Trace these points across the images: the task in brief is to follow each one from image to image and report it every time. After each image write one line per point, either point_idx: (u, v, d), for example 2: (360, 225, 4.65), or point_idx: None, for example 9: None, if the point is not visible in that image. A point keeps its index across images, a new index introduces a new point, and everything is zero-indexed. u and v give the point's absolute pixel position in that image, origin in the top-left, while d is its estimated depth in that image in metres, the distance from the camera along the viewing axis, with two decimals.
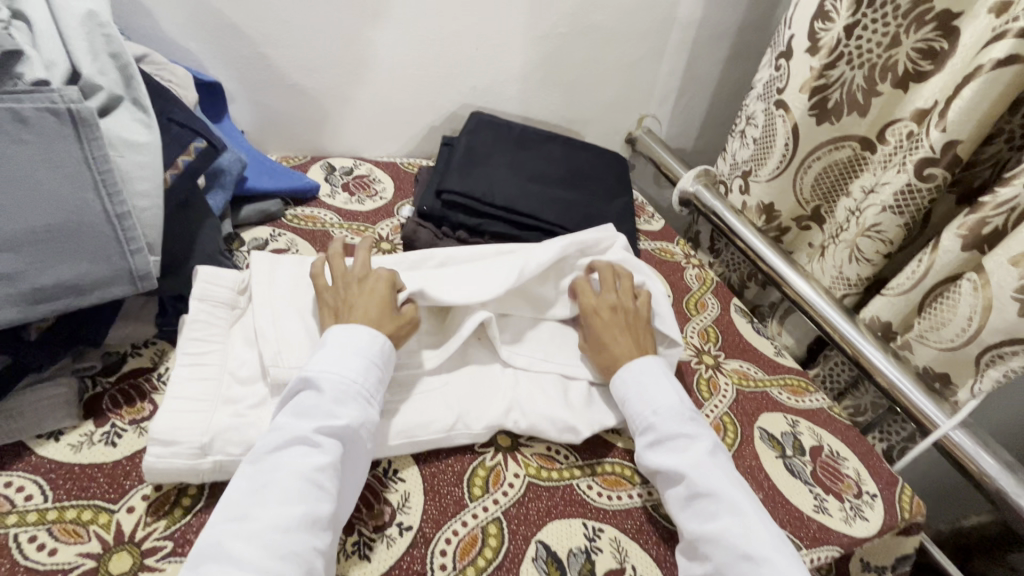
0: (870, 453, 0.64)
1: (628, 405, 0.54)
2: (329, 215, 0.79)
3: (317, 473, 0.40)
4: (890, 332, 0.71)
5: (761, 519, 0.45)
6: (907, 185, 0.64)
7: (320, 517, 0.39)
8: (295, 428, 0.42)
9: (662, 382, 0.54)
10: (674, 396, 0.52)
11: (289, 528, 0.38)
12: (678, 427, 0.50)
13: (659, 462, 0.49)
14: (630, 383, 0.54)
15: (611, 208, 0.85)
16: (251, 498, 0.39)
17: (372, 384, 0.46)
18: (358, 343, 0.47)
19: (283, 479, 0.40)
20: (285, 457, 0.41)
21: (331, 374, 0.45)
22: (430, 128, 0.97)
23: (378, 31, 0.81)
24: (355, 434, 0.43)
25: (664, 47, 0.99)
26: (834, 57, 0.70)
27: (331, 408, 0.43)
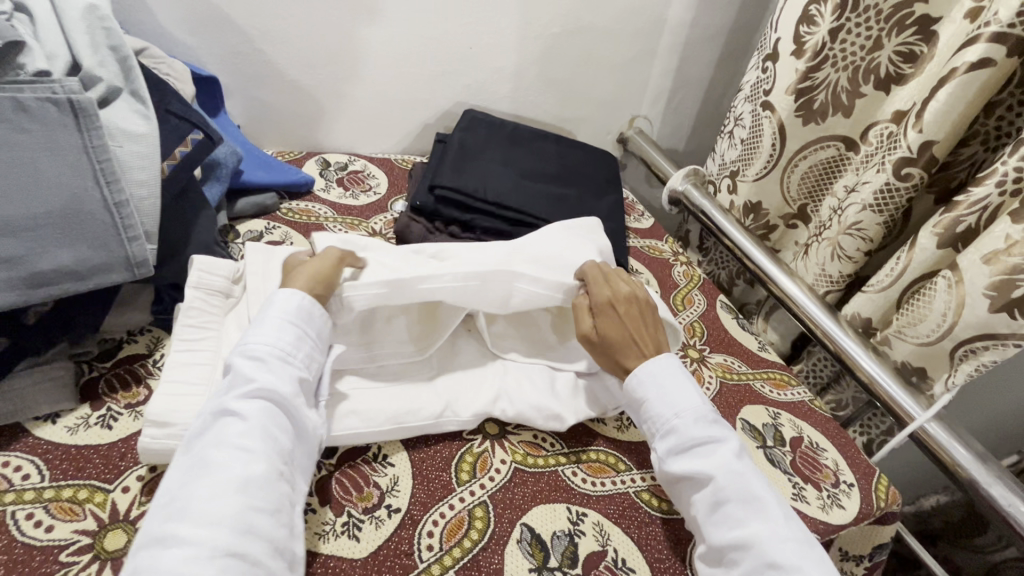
0: (849, 445, 0.66)
1: (647, 411, 0.52)
2: (323, 208, 0.80)
3: (245, 436, 0.40)
4: (870, 327, 0.73)
5: (786, 519, 0.45)
6: (886, 185, 0.66)
7: (253, 479, 0.38)
8: (222, 401, 0.41)
9: (679, 383, 0.52)
10: (694, 398, 0.51)
11: (217, 493, 0.36)
12: (700, 430, 0.49)
13: (683, 468, 0.48)
14: (650, 385, 0.52)
15: (601, 205, 0.86)
16: (183, 477, 0.38)
17: (292, 345, 0.46)
18: (276, 309, 0.47)
19: (210, 452, 0.39)
20: (210, 431, 0.40)
21: (251, 344, 0.44)
22: (424, 125, 0.98)
23: (374, 29, 0.83)
24: (287, 396, 0.43)
25: (655, 49, 1.01)
26: (819, 60, 0.72)
27: (251, 373, 0.43)
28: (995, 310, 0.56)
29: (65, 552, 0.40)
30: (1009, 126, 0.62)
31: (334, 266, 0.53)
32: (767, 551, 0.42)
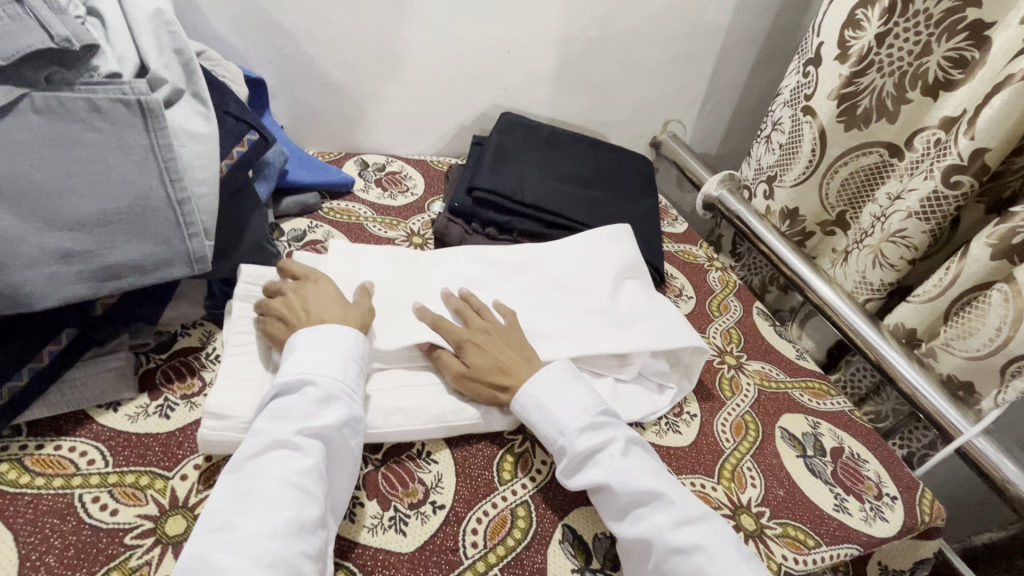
0: (891, 457, 0.65)
1: (538, 434, 0.52)
2: (363, 208, 0.81)
3: (300, 474, 0.41)
4: (914, 339, 0.72)
5: (684, 502, 0.46)
6: (934, 192, 0.65)
7: (307, 521, 0.39)
8: (275, 432, 0.43)
9: (563, 393, 0.52)
10: (578, 406, 0.51)
11: (275, 533, 0.38)
12: (589, 440, 0.49)
13: (581, 481, 0.48)
14: (532, 408, 0.52)
15: (637, 209, 0.86)
16: (235, 509, 0.39)
17: (352, 383, 0.47)
18: (337, 343, 0.48)
19: (267, 486, 0.40)
20: (268, 462, 0.41)
21: (307, 375, 0.46)
22: (460, 127, 0.99)
23: (415, 33, 0.84)
24: (338, 435, 0.44)
25: (692, 53, 1.00)
26: (864, 65, 0.71)
27: (313, 410, 0.44)
28: None
29: (129, 535, 0.41)
30: None
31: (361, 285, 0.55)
32: (666, 538, 0.44)
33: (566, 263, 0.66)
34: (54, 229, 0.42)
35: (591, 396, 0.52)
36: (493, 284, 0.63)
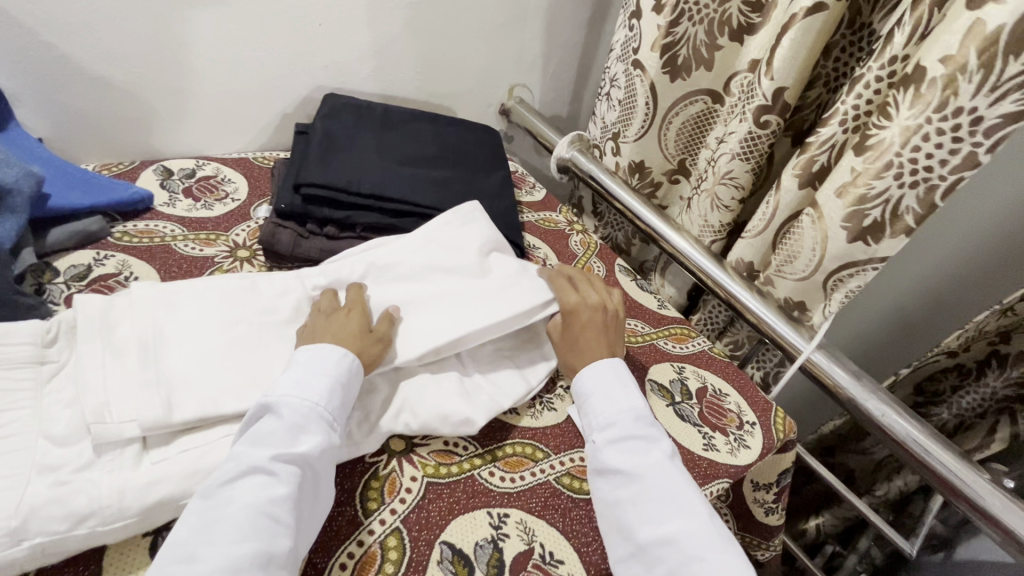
0: (747, 385, 0.70)
1: (588, 413, 0.53)
2: (169, 226, 0.69)
3: (274, 502, 0.39)
4: (753, 271, 0.76)
5: (711, 520, 0.46)
6: (750, 133, 0.68)
7: (276, 553, 0.38)
8: (252, 457, 0.41)
9: (629, 386, 0.54)
10: (638, 399, 0.53)
11: (239, 565, 0.36)
12: (638, 428, 0.50)
13: (616, 460, 0.48)
14: (593, 386, 0.54)
15: (490, 183, 0.83)
16: (203, 537, 0.37)
17: (335, 407, 0.46)
18: (330, 363, 0.48)
19: (234, 515, 0.38)
20: (240, 489, 0.40)
21: (294, 400, 0.45)
22: (283, 115, 0.87)
23: (196, 10, 0.71)
24: (317, 464, 0.43)
25: (523, 13, 0.97)
26: (677, 14, 0.72)
27: (292, 435, 0.43)
28: (853, 241, 0.59)
29: None
30: (844, 67, 0.65)
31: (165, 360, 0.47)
32: (690, 547, 0.44)
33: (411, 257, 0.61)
34: None
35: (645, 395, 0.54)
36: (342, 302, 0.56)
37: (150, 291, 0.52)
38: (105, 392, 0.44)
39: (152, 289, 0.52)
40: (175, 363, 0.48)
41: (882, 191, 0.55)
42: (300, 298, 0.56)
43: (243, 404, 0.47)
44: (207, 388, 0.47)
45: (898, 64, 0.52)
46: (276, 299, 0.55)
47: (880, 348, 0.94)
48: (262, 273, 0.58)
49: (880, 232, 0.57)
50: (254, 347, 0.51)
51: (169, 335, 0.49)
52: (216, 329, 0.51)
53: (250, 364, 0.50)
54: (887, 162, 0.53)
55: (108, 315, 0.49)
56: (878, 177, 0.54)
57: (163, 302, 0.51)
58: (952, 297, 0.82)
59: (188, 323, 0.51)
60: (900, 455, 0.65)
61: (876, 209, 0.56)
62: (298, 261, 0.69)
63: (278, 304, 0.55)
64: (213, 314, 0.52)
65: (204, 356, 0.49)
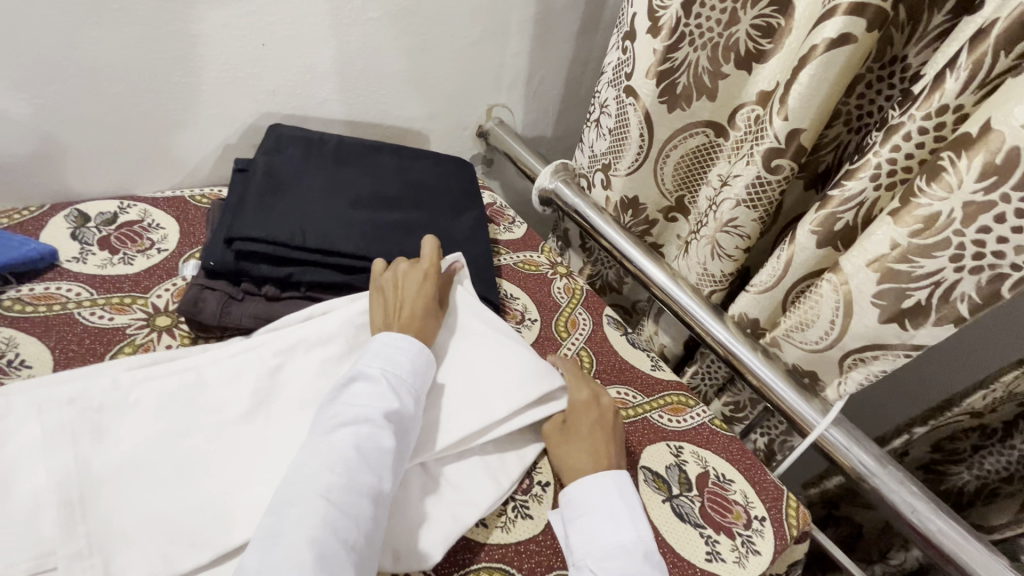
0: (754, 466, 0.61)
1: (581, 535, 0.46)
2: (75, 288, 0.58)
3: (383, 443, 0.42)
4: (758, 328, 0.67)
5: None
6: (758, 177, 0.59)
7: (384, 490, 0.41)
8: (363, 407, 0.44)
9: (632, 512, 0.47)
10: (641, 531, 0.46)
11: (358, 491, 0.39)
12: (639, 568, 0.43)
13: None
14: (591, 504, 0.47)
15: (461, 225, 0.73)
16: (320, 463, 0.40)
17: (419, 381, 0.49)
18: (410, 342, 0.50)
19: (347, 451, 0.41)
20: (350, 430, 0.42)
21: (385, 367, 0.48)
22: (225, 146, 0.77)
23: (108, 31, 0.60)
24: (410, 422, 0.46)
25: (501, 28, 0.87)
26: (675, 39, 0.62)
27: (390, 390, 0.46)
28: (886, 321, 0.50)
29: None
30: (871, 106, 0.56)
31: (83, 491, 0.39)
32: None
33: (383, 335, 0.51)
34: None
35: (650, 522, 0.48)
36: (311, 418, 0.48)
37: (64, 419, 0.41)
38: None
39: (68, 415, 0.41)
40: (116, 509, 0.39)
41: (934, 271, 0.46)
42: (256, 383, 0.48)
43: (202, 552, 0.39)
44: (150, 528, 0.39)
45: (949, 114, 0.43)
46: (230, 396, 0.47)
47: (895, 389, 0.92)
48: (207, 355, 0.49)
49: (922, 318, 0.48)
50: (209, 466, 0.43)
51: (97, 476, 0.40)
52: (162, 452, 0.42)
53: (206, 489, 0.42)
54: (943, 239, 0.44)
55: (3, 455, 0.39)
56: (926, 255, 0.45)
57: (87, 430, 0.41)
58: (981, 347, 0.79)
59: (120, 437, 0.42)
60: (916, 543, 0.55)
61: (921, 291, 0.47)
62: (228, 330, 0.58)
63: (231, 404, 0.46)
64: (151, 421, 0.43)
65: (153, 491, 0.40)
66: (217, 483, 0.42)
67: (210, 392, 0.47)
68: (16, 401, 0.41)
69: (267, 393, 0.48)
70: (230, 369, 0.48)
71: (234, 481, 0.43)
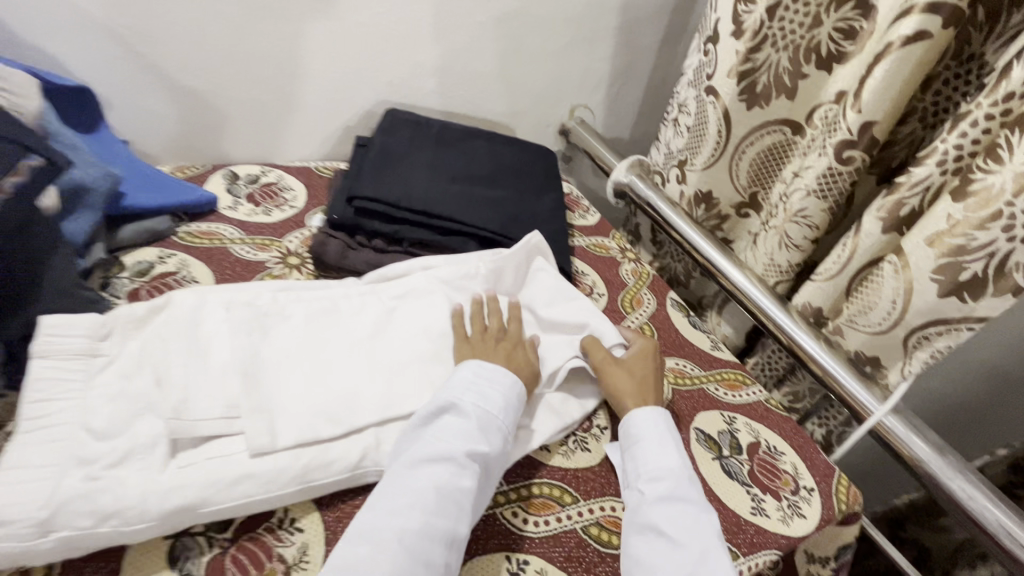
0: (807, 445, 0.63)
1: (634, 460, 0.52)
2: (230, 229, 0.71)
3: (460, 488, 0.45)
4: (822, 317, 0.69)
5: None
6: (828, 169, 0.63)
7: (458, 534, 0.43)
8: (446, 446, 0.47)
9: (677, 445, 0.53)
10: (686, 461, 0.52)
11: (431, 536, 0.42)
12: (686, 490, 0.49)
13: (661, 521, 0.47)
14: (643, 433, 0.53)
15: (541, 205, 0.81)
16: (403, 502, 0.43)
17: (508, 422, 0.51)
18: (505, 382, 0.52)
19: (431, 494, 0.44)
20: (435, 470, 0.45)
21: (478, 406, 0.50)
22: (347, 128, 0.90)
23: (274, 25, 0.74)
24: (491, 466, 0.48)
25: (590, 35, 0.96)
26: (759, 39, 0.67)
27: (479, 435, 0.48)
28: (945, 295, 0.53)
29: None
30: (946, 102, 0.59)
31: (248, 361, 0.50)
32: None
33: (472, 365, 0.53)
34: None
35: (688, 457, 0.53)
36: (416, 343, 0.57)
37: (241, 317, 0.53)
38: (192, 386, 0.47)
39: (247, 314, 0.54)
40: (275, 386, 0.49)
41: (986, 244, 0.49)
42: (377, 314, 0.59)
43: (336, 427, 0.48)
44: (297, 400, 0.49)
45: (1014, 100, 0.46)
46: (358, 319, 0.58)
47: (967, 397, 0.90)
48: (337, 289, 0.61)
49: (981, 290, 0.51)
50: (340, 364, 0.53)
51: (264, 358, 0.51)
52: (305, 349, 0.53)
53: (339, 381, 0.51)
54: (998, 212, 0.47)
55: (202, 331, 0.51)
56: (981, 228, 0.49)
57: (258, 327, 0.54)
58: None
59: (278, 336, 0.54)
60: (979, 537, 0.56)
61: (977, 262, 0.50)
62: (343, 271, 0.69)
63: (355, 323, 0.57)
64: (296, 328, 0.55)
65: (307, 379, 0.51)
66: (347, 379, 0.52)
67: (342, 317, 0.58)
68: (211, 296, 0.54)
69: (384, 326, 0.58)
70: (360, 298, 0.60)
71: (359, 376, 0.52)
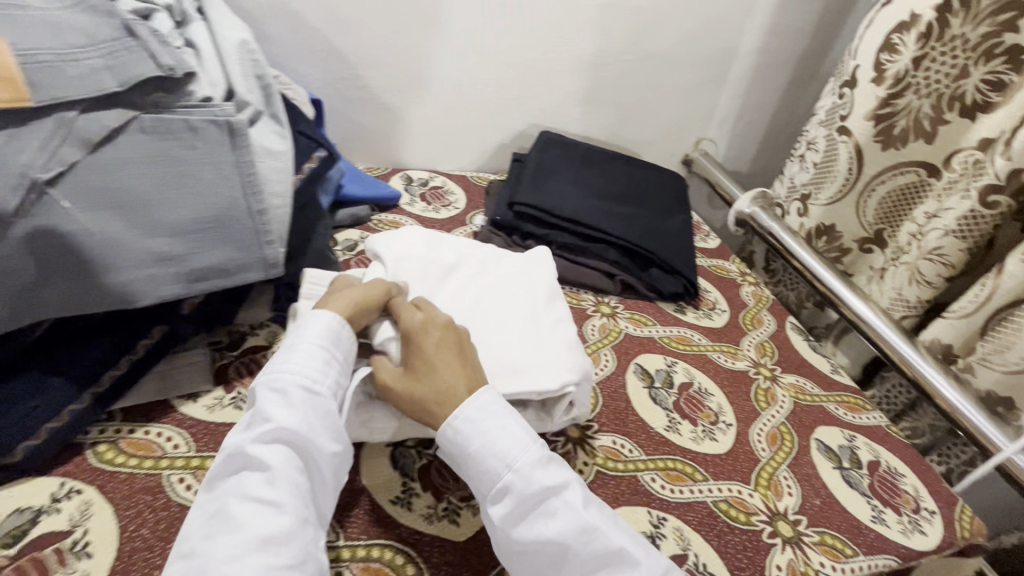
0: (929, 472, 0.66)
1: (472, 471, 0.44)
2: (410, 221, 0.86)
3: (266, 485, 0.38)
4: (950, 355, 0.72)
5: (648, 557, 0.42)
6: (970, 211, 0.66)
7: (274, 530, 0.36)
8: (240, 446, 0.39)
9: (506, 421, 0.45)
10: (522, 437, 0.45)
11: (239, 549, 0.35)
12: (543, 479, 0.43)
13: (525, 532, 0.42)
14: (472, 435, 0.44)
15: (672, 224, 0.89)
16: (210, 529, 0.36)
17: (320, 379, 0.44)
18: (309, 341, 0.45)
19: (231, 503, 0.37)
20: (236, 481, 0.38)
21: (278, 379, 0.42)
22: (500, 145, 1.04)
23: (462, 57, 0.90)
24: (306, 435, 0.40)
25: (724, 75, 1.04)
26: (901, 87, 0.73)
27: (273, 415, 0.40)
28: None
29: None
30: None
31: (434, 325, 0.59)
32: None
33: (319, 317, 0.47)
34: (155, 235, 0.47)
35: (528, 425, 0.46)
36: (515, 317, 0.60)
37: None
38: None
39: None
40: None
41: None
42: None
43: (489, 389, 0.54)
44: None
45: None
46: None
47: None
48: None
49: None
50: None
51: None
52: None
53: None
54: None
55: None
56: None
57: None
58: None
59: None
60: None
61: None
62: None
63: None
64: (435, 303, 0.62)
65: None
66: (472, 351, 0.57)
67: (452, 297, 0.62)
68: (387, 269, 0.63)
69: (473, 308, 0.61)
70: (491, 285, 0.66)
71: None
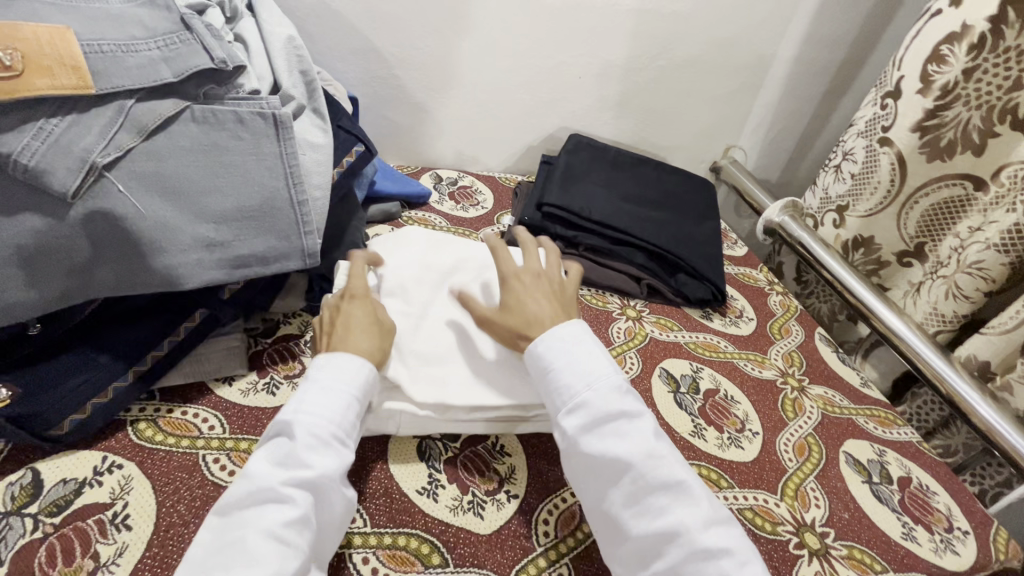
0: (963, 492, 0.64)
1: (551, 388, 0.48)
2: (439, 219, 0.87)
3: (286, 526, 0.37)
4: (987, 372, 0.70)
5: (709, 501, 0.43)
6: (1015, 225, 0.65)
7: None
8: (265, 479, 0.39)
9: (591, 349, 0.49)
10: (607, 367, 0.48)
11: None
12: (617, 404, 0.45)
13: (594, 447, 0.44)
14: (555, 355, 0.48)
15: (701, 230, 0.89)
16: (220, 560, 0.35)
17: (346, 428, 0.44)
18: (343, 384, 0.45)
19: (247, 536, 0.36)
20: (254, 515, 0.37)
21: (308, 417, 0.42)
22: (529, 147, 1.05)
23: (496, 59, 0.91)
24: (330, 482, 0.40)
25: (757, 83, 1.03)
26: (950, 98, 0.71)
27: (303, 454, 0.40)
28: None
29: None
30: None
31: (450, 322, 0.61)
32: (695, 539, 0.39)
33: (347, 360, 0.47)
34: (202, 221, 0.48)
35: (610, 360, 0.49)
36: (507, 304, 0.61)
37: None
38: None
39: None
40: None
41: None
42: None
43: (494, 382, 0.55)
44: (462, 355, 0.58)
45: None
46: None
47: None
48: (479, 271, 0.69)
49: None
50: None
51: None
52: None
53: None
54: None
55: None
56: None
57: None
58: None
59: None
60: None
61: None
62: None
63: None
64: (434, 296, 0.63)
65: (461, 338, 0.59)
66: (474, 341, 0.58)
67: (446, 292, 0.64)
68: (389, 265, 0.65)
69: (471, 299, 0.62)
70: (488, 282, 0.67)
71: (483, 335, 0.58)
